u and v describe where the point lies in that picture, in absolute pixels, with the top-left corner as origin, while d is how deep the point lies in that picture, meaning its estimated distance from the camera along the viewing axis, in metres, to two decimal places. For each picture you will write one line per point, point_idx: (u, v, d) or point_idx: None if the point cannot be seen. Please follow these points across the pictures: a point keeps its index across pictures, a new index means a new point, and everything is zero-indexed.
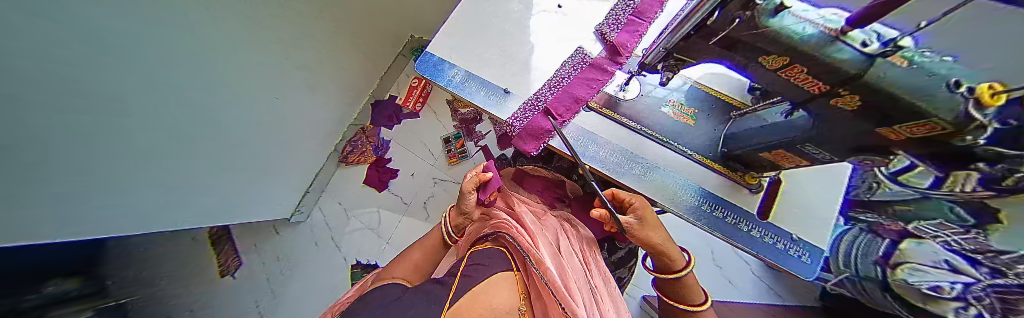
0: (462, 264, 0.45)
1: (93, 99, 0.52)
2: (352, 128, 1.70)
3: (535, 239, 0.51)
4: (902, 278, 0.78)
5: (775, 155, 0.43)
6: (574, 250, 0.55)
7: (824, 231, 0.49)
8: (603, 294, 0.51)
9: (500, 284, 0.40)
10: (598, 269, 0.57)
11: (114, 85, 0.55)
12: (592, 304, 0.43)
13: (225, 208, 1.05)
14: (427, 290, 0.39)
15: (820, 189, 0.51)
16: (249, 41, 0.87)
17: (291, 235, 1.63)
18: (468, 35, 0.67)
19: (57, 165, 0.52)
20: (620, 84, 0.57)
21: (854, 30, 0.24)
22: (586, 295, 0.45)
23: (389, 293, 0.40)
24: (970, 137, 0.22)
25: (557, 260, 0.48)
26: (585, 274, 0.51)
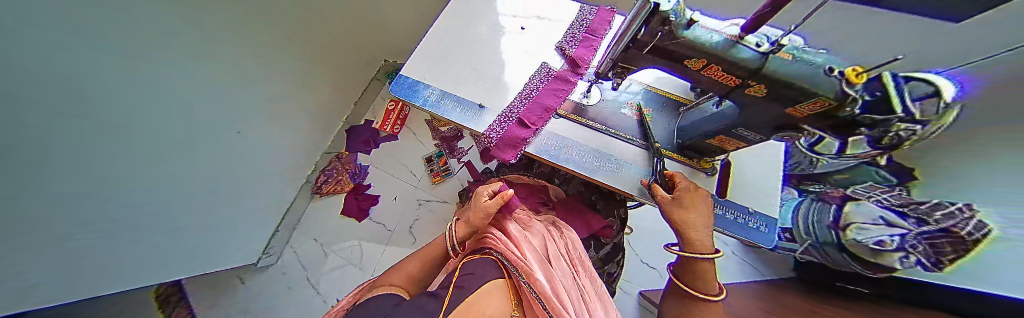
0: (456, 275, 0.44)
1: (111, 137, 0.50)
2: (326, 156, 1.63)
3: (523, 248, 0.51)
4: (852, 238, 0.85)
5: (719, 140, 0.49)
6: (562, 256, 0.56)
7: (773, 203, 0.55)
8: (592, 295, 0.51)
9: (493, 293, 0.37)
10: (586, 270, 0.57)
11: (111, 87, 0.47)
12: (580, 305, 0.44)
13: (208, 252, 0.96)
14: (421, 302, 0.37)
15: (762, 167, 0.59)
16: (246, 75, 0.89)
17: (259, 284, 1.46)
18: (440, 57, 0.70)
19: (56, 163, 0.40)
20: (582, 92, 0.63)
21: (747, 36, 0.31)
22: (575, 297, 0.45)
23: (383, 304, 0.38)
24: (848, 110, 0.28)
25: (547, 266, 0.49)
26: (573, 277, 0.52)
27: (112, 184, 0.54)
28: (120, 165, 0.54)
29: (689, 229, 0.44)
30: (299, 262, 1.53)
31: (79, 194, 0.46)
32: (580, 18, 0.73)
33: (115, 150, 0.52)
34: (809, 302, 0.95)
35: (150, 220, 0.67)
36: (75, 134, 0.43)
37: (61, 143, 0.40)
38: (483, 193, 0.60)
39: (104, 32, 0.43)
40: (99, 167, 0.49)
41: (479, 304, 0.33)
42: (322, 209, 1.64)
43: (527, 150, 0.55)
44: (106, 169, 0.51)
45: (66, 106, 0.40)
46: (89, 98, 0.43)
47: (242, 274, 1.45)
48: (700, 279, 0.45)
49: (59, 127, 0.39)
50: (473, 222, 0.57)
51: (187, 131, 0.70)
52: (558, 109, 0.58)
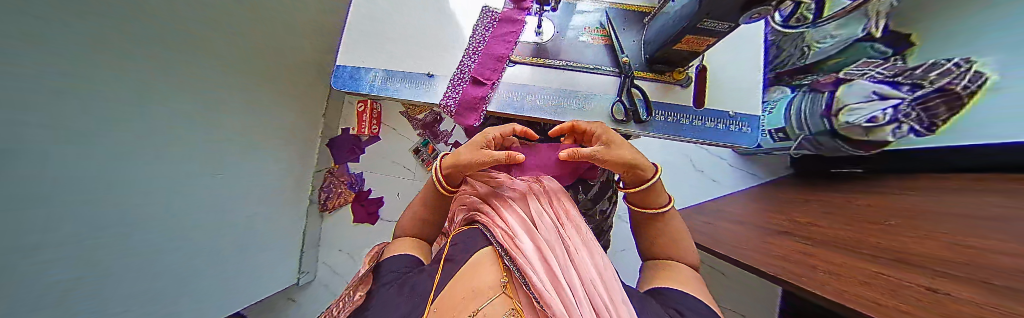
0: (446, 249, 0.43)
1: (115, 196, 0.53)
2: (318, 174, 1.62)
3: (499, 212, 0.44)
4: (844, 122, 0.82)
5: (687, 43, 0.43)
6: (543, 210, 0.43)
7: (755, 101, 0.52)
8: (585, 244, 0.38)
9: (484, 261, 0.34)
10: (573, 220, 0.43)
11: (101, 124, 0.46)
12: (568, 260, 0.32)
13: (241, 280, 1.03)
14: (410, 281, 0.35)
15: (739, 65, 0.55)
16: (237, 110, 0.89)
17: (307, 297, 1.63)
18: (375, 34, 0.62)
19: (58, 210, 0.40)
20: (534, 30, 0.57)
21: None
22: (558, 251, 0.34)
23: (391, 273, 0.40)
24: None
25: (525, 223, 0.39)
26: (558, 231, 0.39)
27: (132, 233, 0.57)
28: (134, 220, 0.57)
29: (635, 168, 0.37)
30: (335, 272, 1.66)
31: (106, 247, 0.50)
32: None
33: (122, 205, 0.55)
34: (799, 195, 1.00)
35: (175, 263, 0.71)
36: (77, 193, 0.45)
37: (67, 204, 0.43)
38: (490, 136, 0.47)
39: (105, 94, 0.46)
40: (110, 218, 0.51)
41: (466, 278, 0.31)
42: (335, 224, 1.70)
43: (488, 109, 0.52)
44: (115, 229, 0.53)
45: (66, 168, 0.42)
46: (86, 156, 0.45)
47: (291, 294, 1.62)
48: (653, 195, 0.43)
49: (59, 190, 0.41)
50: (461, 164, 0.45)
51: (187, 175, 0.73)
52: (510, 56, 0.54)
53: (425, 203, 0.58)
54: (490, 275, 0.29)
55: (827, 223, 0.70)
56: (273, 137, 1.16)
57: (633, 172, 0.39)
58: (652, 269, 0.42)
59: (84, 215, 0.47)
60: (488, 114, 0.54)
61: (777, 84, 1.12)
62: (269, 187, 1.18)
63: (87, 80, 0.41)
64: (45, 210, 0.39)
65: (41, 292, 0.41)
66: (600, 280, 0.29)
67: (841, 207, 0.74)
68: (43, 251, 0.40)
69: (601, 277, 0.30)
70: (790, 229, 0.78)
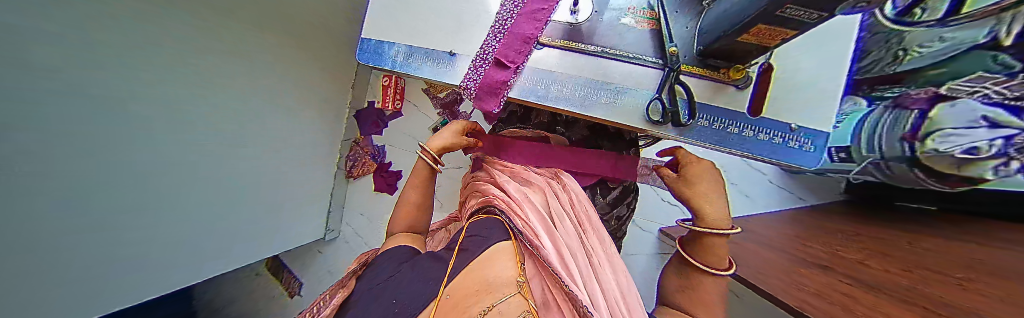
0: (460, 238, 0.45)
1: (70, 152, 0.53)
2: (345, 143, 1.73)
3: (517, 205, 0.50)
4: (932, 149, 0.72)
5: (756, 33, 0.35)
6: (566, 214, 0.55)
7: (829, 111, 0.44)
8: (601, 258, 0.51)
9: (499, 255, 0.36)
10: (591, 227, 0.56)
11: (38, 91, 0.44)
12: (587, 266, 0.42)
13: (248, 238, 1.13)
14: (421, 265, 0.38)
15: (816, 65, 0.45)
16: (221, 75, 0.87)
17: (331, 252, 1.83)
18: (399, 4, 0.60)
19: None
20: (570, 8, 0.51)
21: None
22: (580, 256, 0.44)
23: (392, 262, 0.42)
24: None
25: (547, 226, 0.47)
26: (579, 236, 0.51)
27: (89, 193, 0.58)
28: (124, 204, 0.67)
29: (703, 198, 0.45)
30: (356, 233, 1.83)
31: (53, 204, 0.52)
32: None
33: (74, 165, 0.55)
34: (853, 227, 0.86)
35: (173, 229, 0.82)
36: (26, 151, 0.45)
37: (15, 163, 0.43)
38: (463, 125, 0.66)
39: (35, 48, 0.42)
40: (80, 197, 0.57)
41: (480, 269, 0.32)
42: (357, 190, 1.83)
43: (509, 95, 0.49)
44: (67, 188, 0.54)
45: (15, 127, 0.42)
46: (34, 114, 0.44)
47: (318, 246, 1.82)
48: (708, 250, 0.43)
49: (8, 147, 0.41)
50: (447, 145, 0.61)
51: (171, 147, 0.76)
52: (538, 37, 0.49)
53: (424, 194, 0.59)
54: (507, 270, 0.30)
55: (876, 262, 0.61)
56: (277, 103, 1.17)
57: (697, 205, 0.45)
58: (670, 311, 0.42)
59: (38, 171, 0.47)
60: (509, 100, 0.51)
61: (855, 94, 1.00)
62: (280, 152, 1.24)
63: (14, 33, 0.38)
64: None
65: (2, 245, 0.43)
66: (618, 296, 0.41)
67: (887, 246, 0.66)
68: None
69: (621, 299, 0.41)
70: (825, 262, 0.70)
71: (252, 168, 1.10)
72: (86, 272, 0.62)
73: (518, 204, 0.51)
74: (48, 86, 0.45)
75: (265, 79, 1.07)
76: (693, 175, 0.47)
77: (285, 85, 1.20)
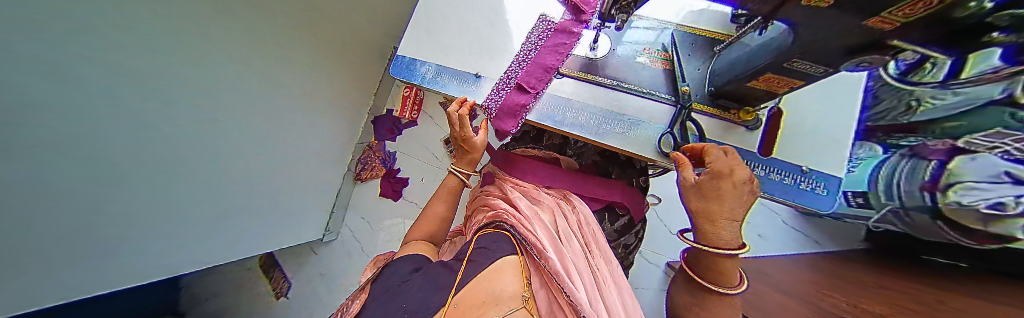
0: (469, 249, 0.45)
1: (125, 138, 0.61)
2: (359, 146, 1.78)
3: (525, 223, 0.51)
4: (954, 201, 0.73)
5: (765, 81, 0.39)
6: (573, 232, 0.57)
7: (841, 156, 0.45)
8: (606, 277, 0.54)
9: (506, 270, 0.38)
10: (598, 248, 0.59)
11: (69, 75, 0.46)
12: (592, 286, 0.46)
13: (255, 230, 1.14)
14: (432, 272, 0.39)
15: (824, 112, 0.48)
16: (259, 77, 0.95)
17: (326, 254, 1.82)
18: (434, 29, 0.67)
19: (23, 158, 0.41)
20: (589, 44, 0.55)
21: None
22: (586, 276, 0.48)
23: (404, 267, 0.43)
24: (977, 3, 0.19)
25: (556, 245, 0.49)
26: (586, 257, 0.54)
27: (130, 174, 0.65)
28: (151, 192, 0.72)
29: (712, 220, 0.38)
30: (354, 237, 1.83)
31: (96, 182, 0.58)
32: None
33: (111, 146, 0.59)
34: (875, 278, 0.82)
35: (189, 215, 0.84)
36: (69, 136, 0.51)
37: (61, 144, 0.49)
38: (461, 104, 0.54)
39: (95, 44, 0.48)
40: (91, 176, 0.57)
41: (487, 282, 0.35)
42: (362, 193, 1.86)
43: (527, 118, 0.52)
44: (115, 169, 0.61)
45: (62, 112, 0.47)
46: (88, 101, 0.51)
47: (314, 247, 1.81)
48: (716, 271, 0.40)
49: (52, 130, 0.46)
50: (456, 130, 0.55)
51: (204, 134, 0.80)
52: (558, 67, 0.52)
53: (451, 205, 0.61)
54: (511, 285, 0.35)
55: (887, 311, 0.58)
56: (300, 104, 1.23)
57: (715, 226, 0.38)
58: None
59: (81, 153, 0.53)
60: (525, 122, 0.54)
61: (868, 141, 1.01)
62: (297, 151, 1.29)
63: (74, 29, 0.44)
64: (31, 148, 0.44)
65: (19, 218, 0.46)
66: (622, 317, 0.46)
67: (906, 299, 0.63)
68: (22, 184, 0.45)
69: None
70: (835, 309, 0.67)
71: (272, 163, 1.14)
72: (113, 252, 0.67)
73: (528, 220, 0.53)
74: (104, 78, 0.52)
75: (291, 81, 1.13)
76: (715, 193, 0.37)
77: (314, 87, 1.29)
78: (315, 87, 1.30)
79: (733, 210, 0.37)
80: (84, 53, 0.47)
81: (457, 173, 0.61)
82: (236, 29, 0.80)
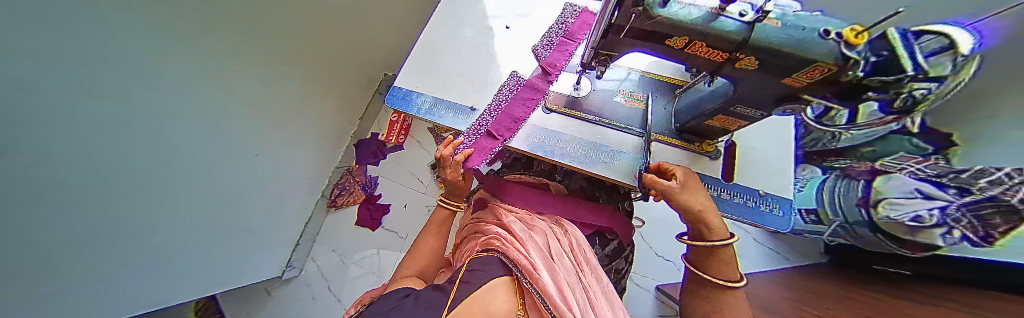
0: (460, 272, 0.47)
1: (134, 156, 0.60)
2: (337, 170, 1.71)
3: (521, 246, 0.52)
4: (885, 216, 0.86)
5: (719, 120, 0.47)
6: (565, 252, 0.58)
7: (786, 182, 0.52)
8: (600, 296, 0.53)
9: (499, 290, 0.41)
10: (593, 267, 0.59)
11: (85, 113, 0.46)
12: (585, 304, 0.46)
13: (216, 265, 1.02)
14: (425, 296, 0.40)
15: (768, 146, 0.56)
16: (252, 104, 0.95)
17: (285, 293, 1.59)
18: (430, 64, 0.72)
19: (13, 198, 0.39)
20: (573, 85, 0.62)
21: (729, 6, 0.29)
22: (579, 293, 0.48)
23: (393, 297, 0.41)
24: (852, 74, 0.27)
25: (548, 263, 0.50)
26: (578, 276, 0.53)
27: (121, 209, 0.62)
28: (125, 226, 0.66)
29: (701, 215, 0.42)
30: (320, 274, 1.64)
31: (103, 198, 0.57)
32: (561, 19, 0.70)
33: (108, 178, 0.56)
34: (845, 289, 0.88)
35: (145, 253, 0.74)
36: (88, 172, 0.51)
37: (87, 163, 0.50)
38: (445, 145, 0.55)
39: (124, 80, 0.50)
40: (84, 211, 0.54)
41: (483, 302, 0.36)
42: (337, 221, 1.72)
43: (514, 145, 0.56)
44: (114, 202, 0.60)
45: (100, 128, 0.50)
46: (121, 121, 0.53)
47: (269, 286, 1.59)
48: (715, 263, 0.44)
49: (85, 147, 0.48)
50: (445, 162, 0.55)
51: (182, 164, 0.75)
52: (527, 118, 0.58)
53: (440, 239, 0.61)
54: (503, 306, 0.37)
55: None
56: (284, 130, 1.19)
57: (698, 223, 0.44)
58: None
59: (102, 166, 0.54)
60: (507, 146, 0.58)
61: (809, 163, 1.21)
62: (274, 178, 1.21)
63: (125, 52, 0.48)
64: (58, 165, 0.45)
65: (33, 238, 0.46)
66: None
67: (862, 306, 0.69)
68: (49, 199, 0.45)
69: None
70: None
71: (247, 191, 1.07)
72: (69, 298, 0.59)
73: (520, 242, 0.54)
74: (137, 97, 0.55)
75: (280, 107, 1.11)
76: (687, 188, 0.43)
77: (300, 112, 1.26)
78: (301, 111, 1.27)
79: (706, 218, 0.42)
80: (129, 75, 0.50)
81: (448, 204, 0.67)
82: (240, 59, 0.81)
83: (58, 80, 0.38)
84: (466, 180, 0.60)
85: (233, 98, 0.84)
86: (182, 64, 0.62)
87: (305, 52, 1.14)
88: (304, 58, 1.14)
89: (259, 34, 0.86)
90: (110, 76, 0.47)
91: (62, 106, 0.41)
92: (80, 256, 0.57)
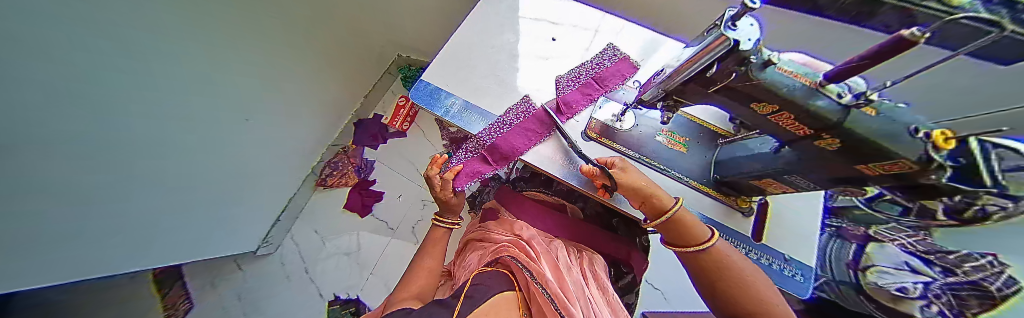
0: (465, 285, 0.46)
1: (109, 135, 0.56)
2: (331, 148, 1.62)
3: (534, 258, 0.53)
4: (873, 281, 0.89)
5: (764, 182, 0.46)
6: (575, 266, 0.58)
7: (812, 250, 0.52)
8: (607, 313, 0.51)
9: (501, 305, 0.43)
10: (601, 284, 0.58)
11: (29, 77, 0.38)
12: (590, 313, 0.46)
13: (182, 241, 0.94)
14: (427, 311, 0.38)
15: (804, 213, 0.55)
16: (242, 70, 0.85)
17: (256, 270, 1.50)
18: (464, 63, 0.68)
19: None
20: (615, 114, 0.60)
21: (831, 84, 0.27)
22: (586, 306, 0.48)
23: (399, 312, 0.39)
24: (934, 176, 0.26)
25: (557, 271, 0.51)
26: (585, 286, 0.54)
27: (76, 183, 0.55)
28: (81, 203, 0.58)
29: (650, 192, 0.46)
30: (298, 254, 1.55)
31: (58, 185, 0.51)
32: (592, 61, 0.66)
33: (60, 149, 0.48)
34: None
35: (103, 227, 0.67)
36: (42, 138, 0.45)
37: (28, 143, 0.43)
38: (438, 162, 0.55)
39: (83, 38, 0.42)
40: (30, 184, 0.47)
41: None
42: (324, 202, 1.63)
43: (532, 162, 0.57)
44: (69, 174, 0.52)
45: (61, 101, 0.45)
46: (90, 98, 0.49)
47: (240, 261, 1.49)
48: (680, 232, 0.44)
49: (50, 121, 0.44)
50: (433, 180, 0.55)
51: (161, 134, 0.68)
52: (526, 150, 0.57)
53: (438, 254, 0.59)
54: None
55: None
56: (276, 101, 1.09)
57: (649, 200, 0.46)
58: None
59: (57, 147, 0.48)
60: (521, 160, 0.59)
61: None
62: (262, 150, 1.12)
63: (91, 25, 0.42)
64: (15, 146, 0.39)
65: None
66: None
67: None
68: None
69: None
70: None
71: (231, 162, 0.99)
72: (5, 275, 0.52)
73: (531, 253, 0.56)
74: (99, 76, 0.48)
75: (273, 76, 1.01)
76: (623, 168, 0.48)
77: (294, 83, 1.15)
78: (295, 82, 1.16)
79: (648, 194, 0.45)
80: (97, 50, 0.45)
81: (442, 223, 0.63)
82: (225, 18, 0.71)
83: (7, 61, 0.34)
84: (456, 196, 0.59)
85: (219, 62, 0.75)
86: (156, 21, 0.53)
87: (306, 15, 1.02)
88: (304, 22, 1.03)
89: (258, 14, 0.81)
90: (65, 52, 0.41)
91: (13, 84, 0.36)
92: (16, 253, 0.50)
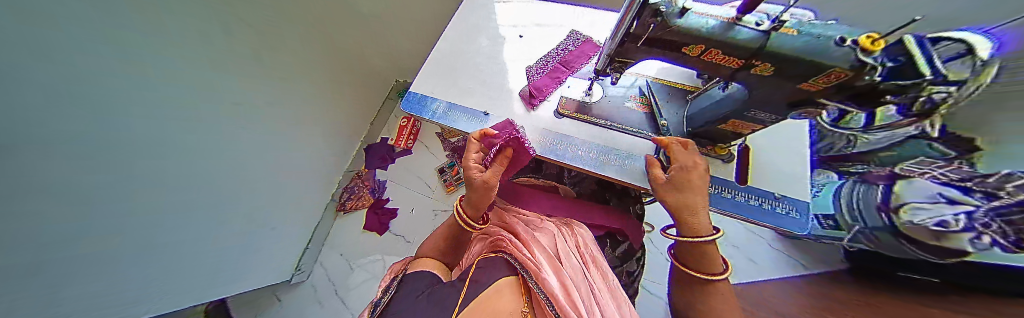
0: (470, 270, 0.49)
1: (108, 134, 0.58)
2: (347, 174, 1.76)
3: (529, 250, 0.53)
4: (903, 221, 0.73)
5: (731, 124, 0.48)
6: (572, 251, 0.59)
7: (801, 185, 0.52)
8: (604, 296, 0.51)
9: (503, 290, 0.42)
10: (595, 262, 0.59)
11: (54, 84, 0.44)
12: (591, 302, 0.45)
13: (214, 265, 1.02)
14: (438, 292, 0.43)
15: (782, 151, 0.57)
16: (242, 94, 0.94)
17: (291, 298, 1.61)
18: (444, 70, 0.75)
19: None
20: (584, 90, 0.64)
21: (745, 17, 0.30)
22: (584, 292, 0.48)
23: (417, 285, 0.44)
24: (868, 78, 0.25)
25: (551, 263, 0.51)
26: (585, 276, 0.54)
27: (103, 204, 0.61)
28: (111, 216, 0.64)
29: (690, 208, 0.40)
30: (328, 278, 1.65)
31: (57, 184, 0.50)
32: (558, 47, 0.72)
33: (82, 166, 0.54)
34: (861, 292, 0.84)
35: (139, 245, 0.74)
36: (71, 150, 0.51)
37: (28, 142, 0.43)
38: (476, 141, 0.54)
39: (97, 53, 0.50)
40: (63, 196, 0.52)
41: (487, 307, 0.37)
42: (345, 225, 1.75)
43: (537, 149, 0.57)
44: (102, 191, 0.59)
45: (61, 101, 0.47)
46: (88, 98, 0.51)
47: (278, 292, 1.61)
48: (701, 259, 0.41)
49: (49, 121, 0.45)
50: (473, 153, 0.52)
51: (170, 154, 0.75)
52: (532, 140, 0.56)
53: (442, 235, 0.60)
54: (509, 306, 0.38)
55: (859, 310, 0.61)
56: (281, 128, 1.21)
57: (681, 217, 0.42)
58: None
59: (57, 146, 0.49)
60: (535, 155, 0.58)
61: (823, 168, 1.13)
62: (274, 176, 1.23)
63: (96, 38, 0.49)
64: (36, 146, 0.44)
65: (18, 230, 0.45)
66: None
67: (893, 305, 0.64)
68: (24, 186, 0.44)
69: None
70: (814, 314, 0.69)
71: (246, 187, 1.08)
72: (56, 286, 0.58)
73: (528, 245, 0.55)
74: (107, 88, 0.55)
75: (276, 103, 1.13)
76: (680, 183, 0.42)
77: (295, 109, 1.27)
78: (298, 109, 1.29)
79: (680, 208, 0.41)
80: (95, 51, 0.50)
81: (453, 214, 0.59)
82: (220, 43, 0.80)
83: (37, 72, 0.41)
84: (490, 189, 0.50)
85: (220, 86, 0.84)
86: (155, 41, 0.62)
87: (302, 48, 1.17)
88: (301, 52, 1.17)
89: (249, 23, 0.90)
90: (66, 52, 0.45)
91: (13, 82, 0.37)
92: (63, 260, 0.56)
